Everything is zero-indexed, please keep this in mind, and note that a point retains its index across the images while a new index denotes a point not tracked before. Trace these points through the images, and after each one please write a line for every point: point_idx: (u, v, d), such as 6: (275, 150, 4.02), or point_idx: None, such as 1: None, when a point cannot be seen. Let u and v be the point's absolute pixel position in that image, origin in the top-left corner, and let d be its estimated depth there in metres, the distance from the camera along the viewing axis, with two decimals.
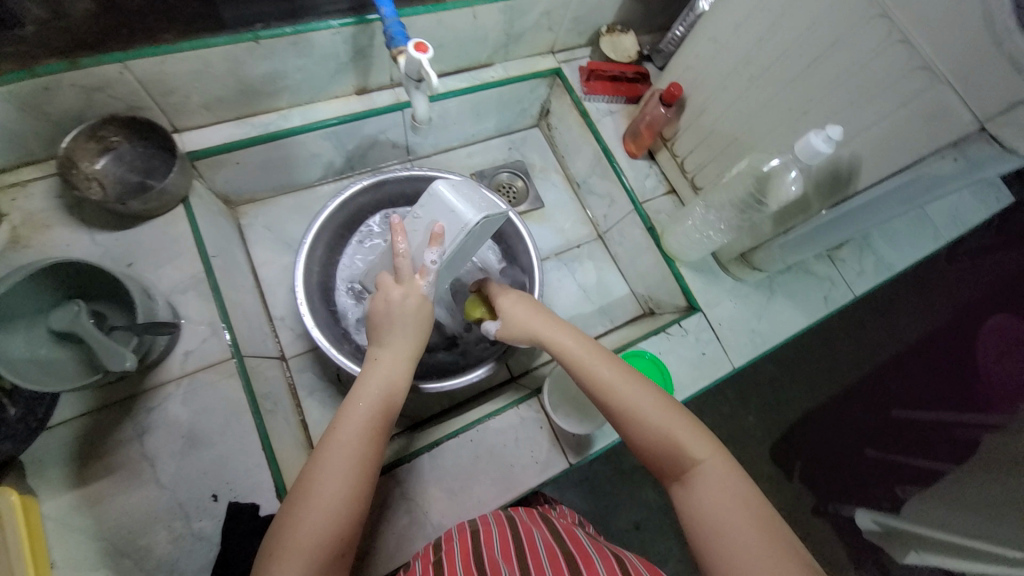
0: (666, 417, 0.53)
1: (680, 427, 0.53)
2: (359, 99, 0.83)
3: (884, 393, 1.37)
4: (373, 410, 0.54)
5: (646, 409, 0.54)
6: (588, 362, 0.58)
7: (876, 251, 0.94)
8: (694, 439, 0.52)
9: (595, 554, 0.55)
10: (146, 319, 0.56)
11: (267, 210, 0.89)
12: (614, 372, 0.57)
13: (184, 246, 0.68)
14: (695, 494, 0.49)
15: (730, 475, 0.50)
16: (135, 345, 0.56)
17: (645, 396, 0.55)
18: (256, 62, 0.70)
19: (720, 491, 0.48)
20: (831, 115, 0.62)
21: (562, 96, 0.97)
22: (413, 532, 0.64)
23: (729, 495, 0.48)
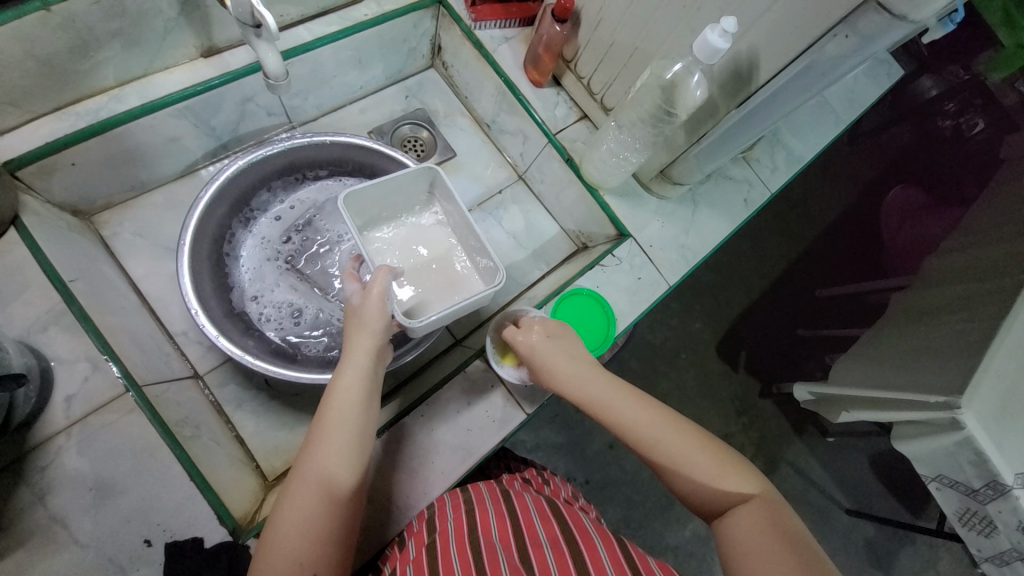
0: (703, 457, 0.52)
1: (717, 468, 0.52)
2: (208, 63, 0.70)
3: (808, 278, 1.48)
4: (342, 420, 0.53)
5: (680, 451, 0.53)
6: (617, 405, 0.56)
7: (786, 145, 0.96)
8: (731, 476, 0.51)
9: (593, 532, 0.59)
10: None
11: (135, 213, 0.76)
12: (658, 417, 0.55)
13: (30, 277, 0.57)
14: (732, 535, 0.49)
15: (773, 515, 0.49)
16: None
17: (682, 436, 0.54)
18: (52, 34, 0.56)
19: (755, 529, 0.48)
20: (724, 7, 0.58)
21: (449, 28, 0.87)
22: (382, 520, 0.63)
23: (768, 533, 0.47)
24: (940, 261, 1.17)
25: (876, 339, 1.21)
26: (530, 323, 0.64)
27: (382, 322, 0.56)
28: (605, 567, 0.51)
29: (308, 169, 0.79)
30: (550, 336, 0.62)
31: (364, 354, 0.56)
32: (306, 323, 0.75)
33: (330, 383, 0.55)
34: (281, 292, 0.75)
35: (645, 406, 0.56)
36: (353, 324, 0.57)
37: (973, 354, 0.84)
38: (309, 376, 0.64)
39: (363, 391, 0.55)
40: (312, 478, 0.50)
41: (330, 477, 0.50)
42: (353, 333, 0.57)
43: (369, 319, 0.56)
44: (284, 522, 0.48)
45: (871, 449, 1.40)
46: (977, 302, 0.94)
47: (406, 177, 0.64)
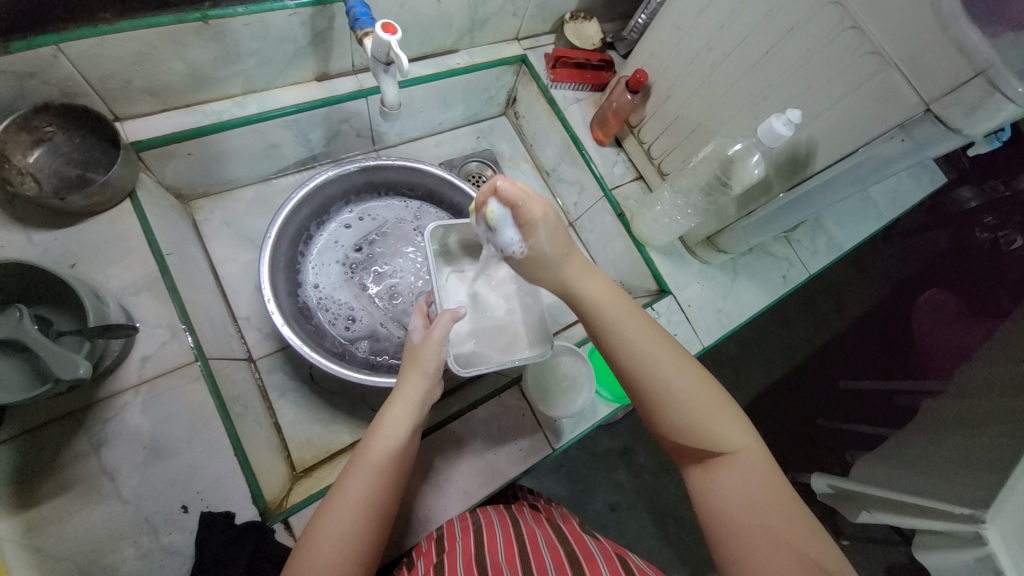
0: (703, 400, 0.51)
1: (711, 412, 0.51)
2: (320, 86, 0.80)
3: (833, 365, 1.47)
4: (389, 444, 0.55)
5: (683, 388, 0.51)
6: (624, 321, 0.53)
7: (827, 232, 1.00)
8: (722, 422, 0.51)
9: (596, 554, 0.59)
10: (97, 322, 0.53)
11: (224, 204, 0.84)
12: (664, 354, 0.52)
13: (134, 245, 0.64)
14: (712, 482, 0.50)
15: (754, 466, 0.50)
16: (87, 351, 0.52)
17: (680, 371, 0.52)
18: (203, 45, 0.65)
19: (740, 482, 0.49)
20: (789, 100, 0.65)
21: (528, 84, 0.96)
22: (400, 534, 0.64)
23: (748, 487, 0.48)
24: (976, 368, 1.16)
25: (904, 439, 1.18)
26: (534, 197, 0.52)
27: (435, 364, 0.59)
28: (601, 568, 0.54)
29: (383, 187, 0.86)
30: (552, 223, 0.53)
31: (415, 391, 0.59)
32: (358, 327, 0.79)
33: (382, 409, 0.58)
34: (341, 301, 0.80)
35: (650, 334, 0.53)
36: (409, 360, 0.61)
37: (1004, 470, 0.82)
38: (359, 376, 0.68)
39: (410, 426, 0.57)
40: (355, 499, 0.51)
41: (372, 501, 0.52)
42: (409, 368, 0.61)
43: (426, 359, 0.59)
44: (323, 537, 0.49)
45: (887, 558, 1.33)
46: (1010, 415, 0.93)
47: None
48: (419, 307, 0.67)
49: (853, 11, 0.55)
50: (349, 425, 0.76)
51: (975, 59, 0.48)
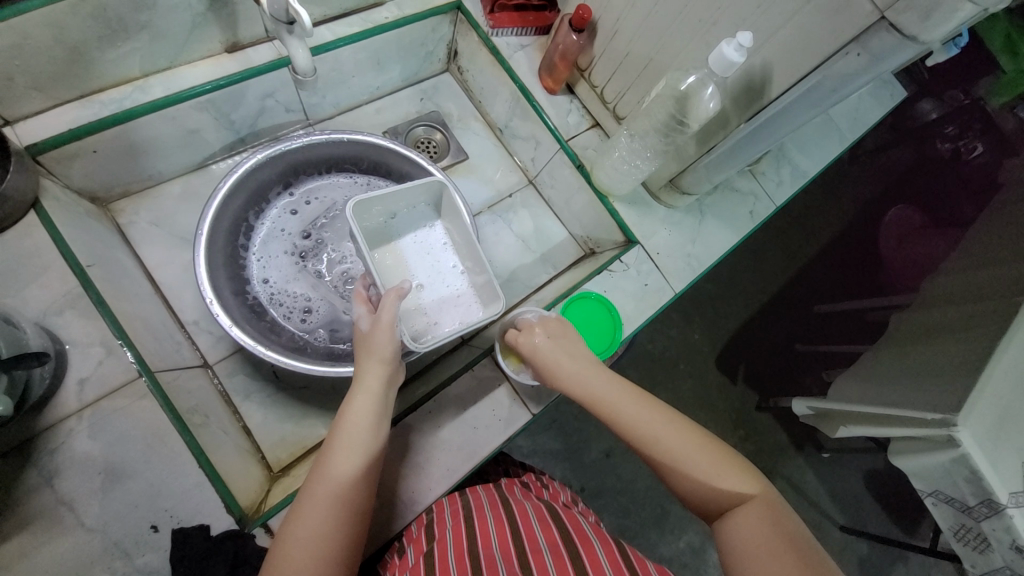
0: (711, 458, 0.53)
1: (723, 471, 0.52)
2: (232, 58, 0.71)
3: (806, 293, 1.50)
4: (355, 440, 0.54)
5: (688, 451, 0.53)
6: (619, 398, 0.57)
7: (792, 160, 0.98)
8: (731, 477, 0.52)
9: (592, 536, 0.60)
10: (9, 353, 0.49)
11: (151, 202, 0.77)
12: (664, 427, 0.55)
13: (48, 260, 0.58)
14: (734, 537, 0.49)
15: (777, 520, 0.48)
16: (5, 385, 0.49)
17: (682, 436, 0.54)
18: (82, 23, 0.56)
19: (760, 531, 0.48)
20: (739, 22, 0.60)
21: (467, 33, 0.89)
22: (384, 522, 0.63)
23: (770, 537, 0.47)
24: (941, 280, 1.19)
25: (877, 354, 1.22)
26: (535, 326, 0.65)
27: (391, 348, 0.57)
28: (604, 566, 0.52)
29: (324, 165, 0.80)
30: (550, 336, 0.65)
31: (375, 381, 0.57)
32: (318, 318, 0.76)
33: (343, 404, 0.57)
34: (299, 294, 0.76)
35: (651, 409, 0.57)
36: (363, 349, 0.59)
37: (973, 372, 0.84)
38: (321, 369, 0.65)
39: (373, 417, 0.56)
40: (328, 497, 0.51)
41: (344, 498, 0.51)
42: (365, 358, 0.59)
43: (379, 344, 0.57)
44: (296, 542, 0.48)
45: (865, 467, 1.41)
46: (974, 322, 0.95)
47: (413, 189, 0.65)
48: (359, 294, 0.64)
49: None
50: (322, 417, 0.74)
51: None
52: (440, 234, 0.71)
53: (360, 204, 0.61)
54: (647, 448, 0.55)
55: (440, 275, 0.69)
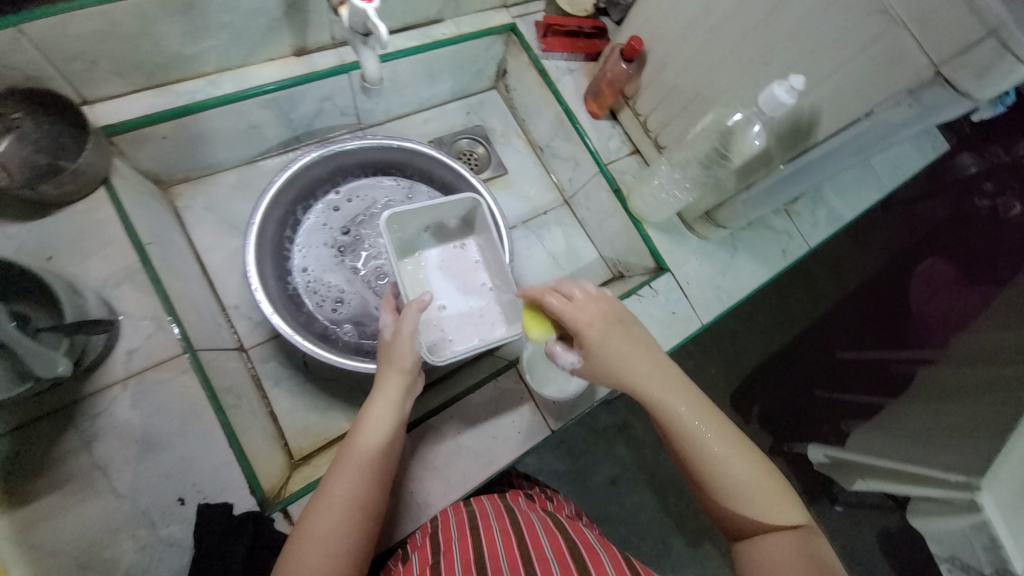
0: (755, 479, 0.52)
1: (766, 494, 0.52)
2: (298, 61, 0.76)
3: (830, 338, 1.48)
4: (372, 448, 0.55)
5: (735, 469, 0.52)
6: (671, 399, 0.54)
7: (828, 204, 0.98)
8: (778, 501, 0.52)
9: (598, 548, 0.59)
10: (75, 317, 0.53)
11: (206, 189, 0.81)
12: (720, 441, 0.53)
13: (112, 235, 0.61)
14: (764, 558, 0.50)
15: (813, 547, 0.49)
16: (68, 346, 0.52)
17: (737, 451, 0.53)
18: (170, 19, 0.60)
19: (794, 558, 0.49)
20: (791, 66, 0.61)
21: (518, 54, 0.92)
22: (389, 527, 0.63)
23: (806, 566, 0.48)
24: (972, 338, 1.16)
25: (902, 408, 1.19)
26: (588, 307, 0.55)
27: (412, 359, 0.58)
28: None
29: (371, 166, 0.83)
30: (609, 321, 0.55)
31: (394, 390, 0.58)
32: (349, 311, 0.78)
33: (361, 412, 0.57)
34: (333, 285, 0.78)
35: (710, 418, 0.54)
36: (384, 357, 0.60)
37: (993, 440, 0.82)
38: (353, 363, 0.67)
39: (390, 425, 0.57)
40: (342, 501, 0.51)
41: (358, 503, 0.52)
42: (386, 367, 0.60)
43: (401, 354, 0.58)
44: (309, 543, 0.49)
45: (880, 524, 1.36)
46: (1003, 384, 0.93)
47: (447, 205, 0.67)
48: (388, 301, 0.64)
49: None
50: (345, 411, 0.76)
51: (986, 17, 0.45)
52: (472, 250, 0.73)
53: (395, 215, 0.64)
54: (690, 456, 0.53)
55: (467, 290, 0.71)
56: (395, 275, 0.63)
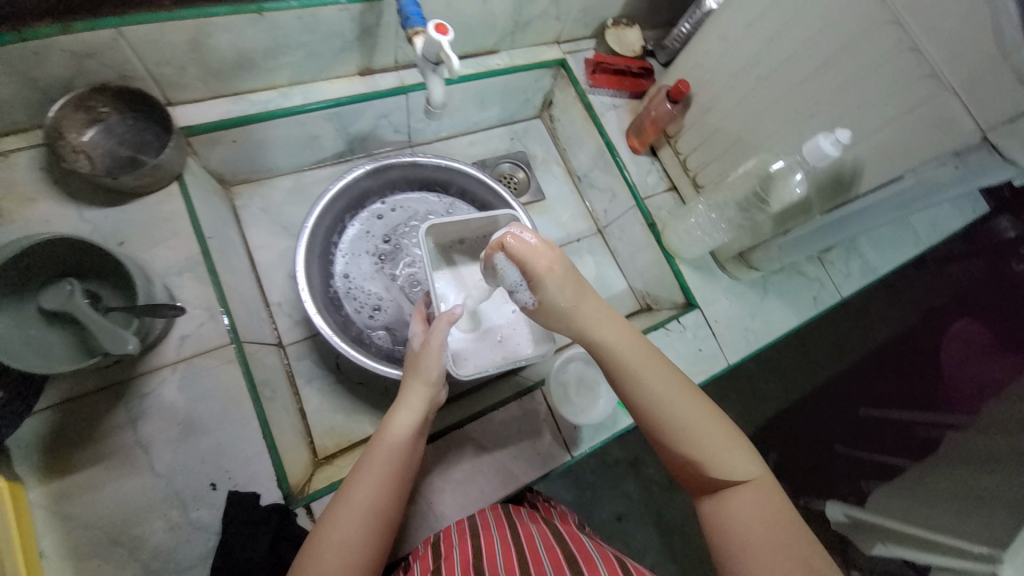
0: (711, 428, 0.51)
1: (728, 450, 0.50)
2: (362, 80, 0.81)
3: (854, 392, 1.44)
4: (394, 454, 0.56)
5: (695, 423, 0.50)
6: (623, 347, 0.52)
7: (863, 255, 0.98)
8: (733, 453, 0.50)
9: (597, 556, 0.57)
10: (146, 301, 0.54)
11: (263, 191, 0.86)
12: (671, 393, 0.51)
13: (178, 227, 0.65)
14: (726, 515, 0.49)
15: (765, 497, 0.49)
16: (135, 327, 0.54)
17: (692, 406, 0.51)
18: (256, 36, 0.66)
19: (756, 510, 0.48)
20: (836, 120, 0.63)
21: (566, 88, 0.96)
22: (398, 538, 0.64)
23: (760, 516, 0.48)
24: (1005, 404, 1.13)
25: (928, 471, 1.15)
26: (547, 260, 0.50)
27: (438, 374, 0.60)
28: None
29: (417, 181, 0.87)
30: (562, 276, 0.50)
31: (418, 400, 0.59)
32: (383, 318, 0.80)
33: (384, 417, 0.58)
34: (372, 292, 0.81)
35: (662, 368, 0.52)
36: (410, 369, 0.61)
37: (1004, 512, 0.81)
38: (387, 370, 0.69)
39: (412, 436, 0.57)
40: (362, 507, 0.52)
41: (376, 511, 0.53)
42: (411, 377, 0.61)
43: (429, 368, 0.60)
44: (326, 547, 0.49)
45: None
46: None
47: (484, 220, 0.71)
48: (419, 312, 0.68)
49: (913, 32, 0.53)
50: (371, 416, 0.78)
51: None
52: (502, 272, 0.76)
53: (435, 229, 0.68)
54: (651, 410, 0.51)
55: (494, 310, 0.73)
56: (430, 288, 0.66)
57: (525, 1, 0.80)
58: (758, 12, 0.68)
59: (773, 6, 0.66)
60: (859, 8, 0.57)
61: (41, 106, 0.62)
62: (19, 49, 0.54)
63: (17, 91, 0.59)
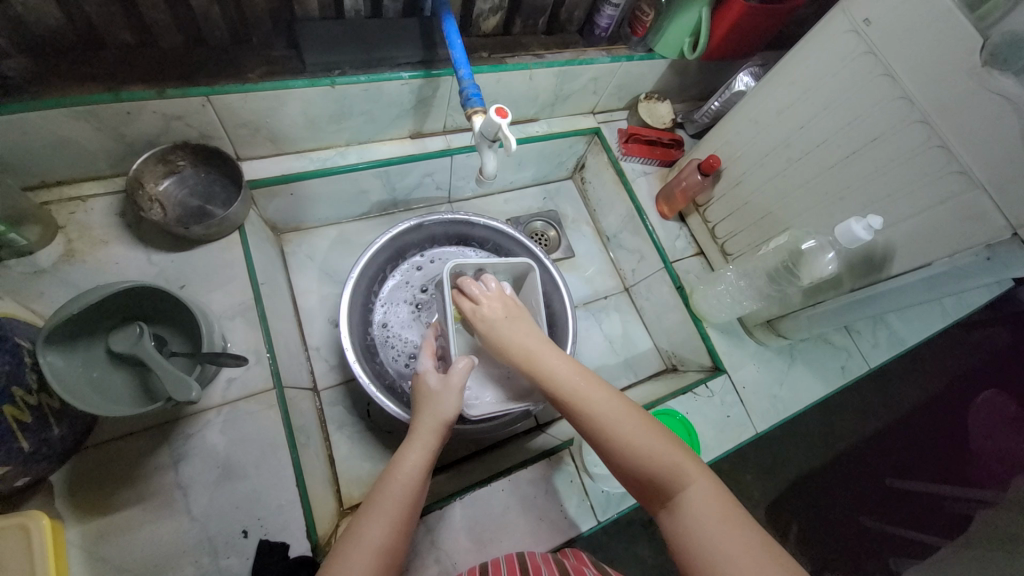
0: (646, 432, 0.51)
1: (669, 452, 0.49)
2: (412, 142, 0.87)
3: (877, 462, 1.39)
4: (407, 492, 0.53)
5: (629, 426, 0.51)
6: (549, 360, 0.57)
7: (889, 326, 0.99)
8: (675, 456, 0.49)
9: None
10: (209, 347, 0.57)
11: (310, 239, 0.91)
12: (600, 398, 0.53)
13: (236, 273, 0.69)
14: (682, 525, 0.46)
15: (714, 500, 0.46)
16: (197, 372, 0.58)
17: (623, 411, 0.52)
18: (326, 104, 0.72)
19: (709, 510, 0.46)
20: (868, 204, 0.66)
21: (599, 154, 1.02)
22: None
23: (714, 517, 0.45)
24: None
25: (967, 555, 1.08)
26: (486, 297, 0.66)
27: (454, 413, 0.60)
28: None
29: (458, 238, 0.91)
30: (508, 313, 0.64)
31: (431, 437, 0.58)
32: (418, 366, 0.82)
33: (395, 455, 0.56)
34: (409, 340, 0.84)
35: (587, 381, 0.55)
36: (426, 405, 0.60)
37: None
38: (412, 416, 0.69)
39: (425, 475, 0.55)
40: (370, 548, 0.48)
41: (386, 552, 0.49)
42: (423, 415, 0.60)
43: (445, 405, 0.60)
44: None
45: None
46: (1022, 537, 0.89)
47: (504, 266, 0.75)
48: (430, 347, 0.67)
49: (941, 131, 0.57)
50: None
51: None
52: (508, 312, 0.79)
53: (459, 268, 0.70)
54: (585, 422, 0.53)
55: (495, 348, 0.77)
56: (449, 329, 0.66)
57: (567, 78, 0.87)
58: (788, 101, 0.73)
59: (803, 97, 0.71)
60: (887, 106, 0.61)
61: (126, 158, 0.68)
62: (118, 110, 0.60)
63: (108, 145, 0.64)
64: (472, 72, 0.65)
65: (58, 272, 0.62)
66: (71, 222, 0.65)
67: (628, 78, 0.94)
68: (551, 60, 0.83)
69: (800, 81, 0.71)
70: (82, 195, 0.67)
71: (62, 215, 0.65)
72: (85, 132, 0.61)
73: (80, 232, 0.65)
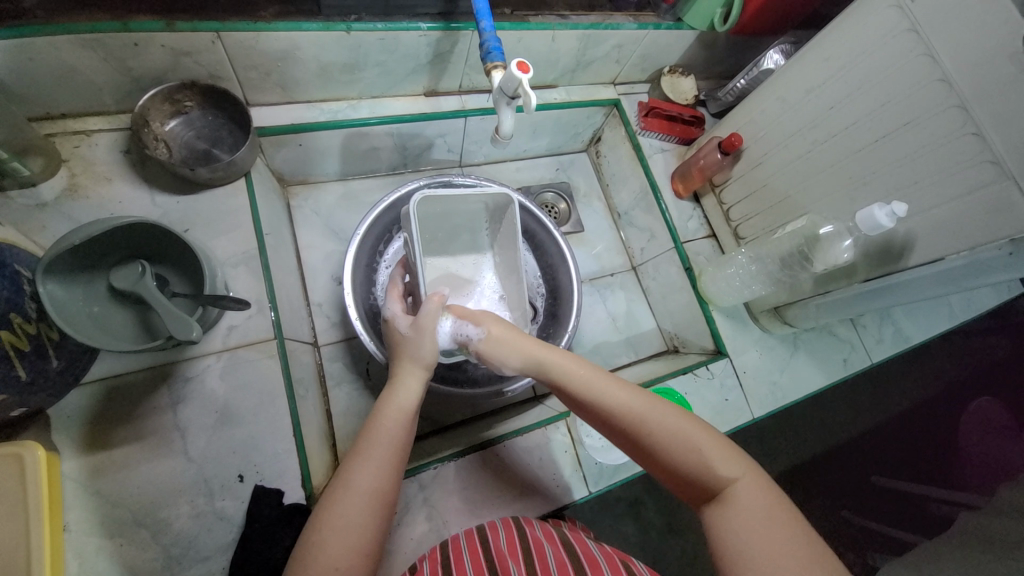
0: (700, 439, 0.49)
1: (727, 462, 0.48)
2: (426, 100, 0.84)
3: (866, 458, 1.40)
4: (393, 435, 0.52)
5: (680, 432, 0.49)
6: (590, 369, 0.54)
7: (895, 322, 0.98)
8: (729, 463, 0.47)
9: (601, 558, 0.55)
10: (211, 291, 0.57)
11: (317, 194, 0.89)
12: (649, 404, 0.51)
13: (241, 220, 0.68)
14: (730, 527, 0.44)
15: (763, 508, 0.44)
16: (198, 315, 0.57)
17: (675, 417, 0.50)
18: (340, 52, 0.70)
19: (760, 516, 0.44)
20: (892, 191, 0.64)
21: (616, 126, 0.99)
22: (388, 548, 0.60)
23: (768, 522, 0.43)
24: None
25: None
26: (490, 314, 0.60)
27: (432, 354, 0.58)
28: None
29: None
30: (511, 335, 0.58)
31: (413, 381, 0.57)
32: None
33: (382, 397, 0.56)
34: None
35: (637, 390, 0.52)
36: (404, 353, 0.59)
37: None
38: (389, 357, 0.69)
39: (411, 413, 0.55)
40: (360, 489, 0.48)
41: (375, 491, 0.49)
42: (403, 359, 0.59)
43: (421, 350, 0.58)
44: (327, 532, 0.46)
45: None
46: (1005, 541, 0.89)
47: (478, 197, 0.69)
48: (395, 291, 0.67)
49: (978, 118, 0.54)
50: None
51: None
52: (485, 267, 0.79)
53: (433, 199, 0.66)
54: (626, 422, 0.51)
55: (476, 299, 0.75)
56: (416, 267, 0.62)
57: (591, 43, 0.84)
58: (821, 79, 0.70)
59: (839, 75, 0.68)
60: (925, 89, 0.59)
61: (132, 93, 0.65)
62: (125, 41, 0.58)
63: (113, 78, 0.62)
64: (494, 26, 0.62)
65: (60, 206, 0.61)
66: (75, 156, 0.63)
67: (654, 48, 0.90)
68: (575, 22, 0.79)
69: (836, 58, 0.68)
70: (86, 129, 0.65)
71: (65, 148, 0.63)
72: (91, 62, 0.59)
73: (83, 167, 0.63)
